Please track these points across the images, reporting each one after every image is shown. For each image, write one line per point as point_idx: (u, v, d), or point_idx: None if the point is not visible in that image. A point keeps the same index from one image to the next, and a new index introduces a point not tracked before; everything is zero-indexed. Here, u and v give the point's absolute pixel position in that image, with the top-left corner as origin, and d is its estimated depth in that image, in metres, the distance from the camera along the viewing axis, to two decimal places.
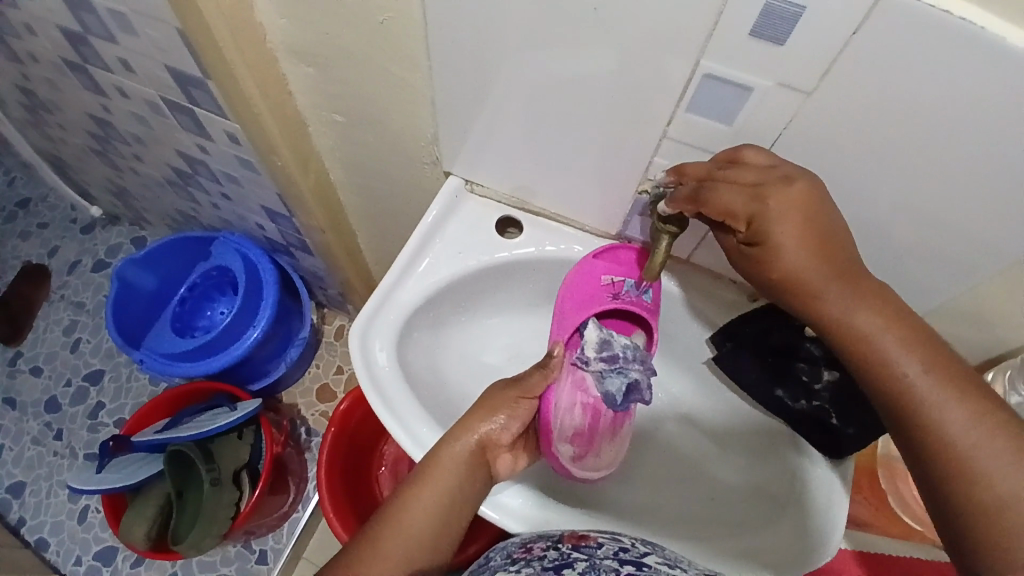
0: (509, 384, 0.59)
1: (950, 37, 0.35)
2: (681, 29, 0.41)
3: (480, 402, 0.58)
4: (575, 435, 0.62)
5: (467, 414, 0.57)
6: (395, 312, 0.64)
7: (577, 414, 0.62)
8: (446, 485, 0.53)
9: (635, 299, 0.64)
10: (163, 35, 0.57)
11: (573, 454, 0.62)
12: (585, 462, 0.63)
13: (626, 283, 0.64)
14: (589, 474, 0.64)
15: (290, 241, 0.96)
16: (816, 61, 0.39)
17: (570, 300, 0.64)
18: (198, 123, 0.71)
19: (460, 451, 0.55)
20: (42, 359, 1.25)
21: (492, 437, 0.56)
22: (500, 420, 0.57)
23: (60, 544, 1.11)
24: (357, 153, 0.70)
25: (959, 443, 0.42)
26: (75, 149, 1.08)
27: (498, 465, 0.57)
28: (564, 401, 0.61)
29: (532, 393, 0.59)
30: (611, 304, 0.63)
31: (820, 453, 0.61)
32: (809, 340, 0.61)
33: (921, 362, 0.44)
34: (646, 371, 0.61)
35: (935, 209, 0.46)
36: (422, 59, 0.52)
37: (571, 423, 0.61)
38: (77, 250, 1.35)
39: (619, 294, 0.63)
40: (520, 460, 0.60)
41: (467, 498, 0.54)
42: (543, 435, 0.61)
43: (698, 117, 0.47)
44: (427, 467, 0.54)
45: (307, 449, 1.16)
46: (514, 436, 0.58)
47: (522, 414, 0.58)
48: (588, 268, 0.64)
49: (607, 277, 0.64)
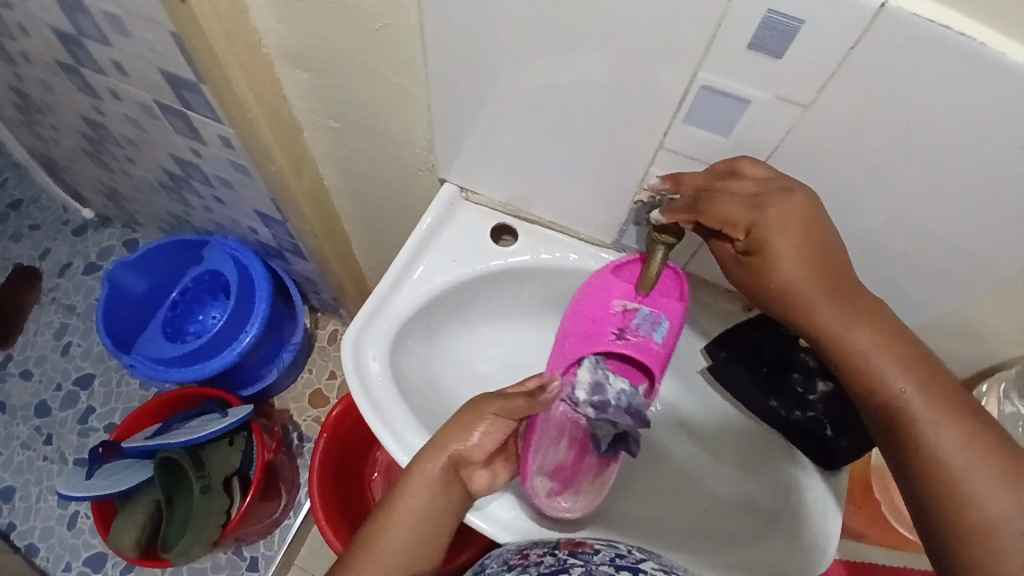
0: (490, 398, 0.57)
1: (946, 50, 0.35)
2: (679, 39, 0.41)
3: (456, 415, 0.57)
4: (556, 469, 0.64)
5: (442, 429, 0.56)
6: (389, 319, 0.63)
7: (563, 446, 0.65)
8: (419, 504, 0.53)
9: (644, 339, 0.61)
10: (156, 37, 0.56)
11: (547, 489, 0.61)
12: (557, 500, 0.62)
13: (638, 313, 0.61)
14: (559, 513, 0.61)
15: (283, 246, 0.95)
16: (815, 76, 0.39)
17: (575, 327, 0.63)
18: (191, 127, 0.71)
19: (434, 469, 0.54)
20: (32, 362, 1.24)
21: (467, 454, 0.55)
22: (474, 438, 0.56)
23: (49, 549, 1.10)
24: (351, 159, 0.69)
25: (952, 464, 0.41)
26: (68, 151, 1.07)
27: (474, 482, 0.57)
28: (551, 433, 0.64)
29: (513, 414, 0.57)
30: (615, 342, 0.61)
31: (813, 464, 0.62)
32: (804, 351, 0.61)
33: (916, 381, 0.44)
34: (637, 424, 0.63)
35: (931, 222, 0.46)
36: (419, 65, 0.52)
37: (553, 456, 0.64)
38: (69, 252, 1.34)
39: (627, 330, 0.61)
40: (499, 475, 0.59)
41: (441, 518, 0.54)
42: (522, 463, 0.60)
43: (696, 128, 0.47)
44: (399, 487, 0.54)
45: (299, 455, 1.15)
46: (488, 454, 0.57)
47: (499, 431, 0.57)
48: (605, 286, 0.62)
49: (620, 303, 0.61)
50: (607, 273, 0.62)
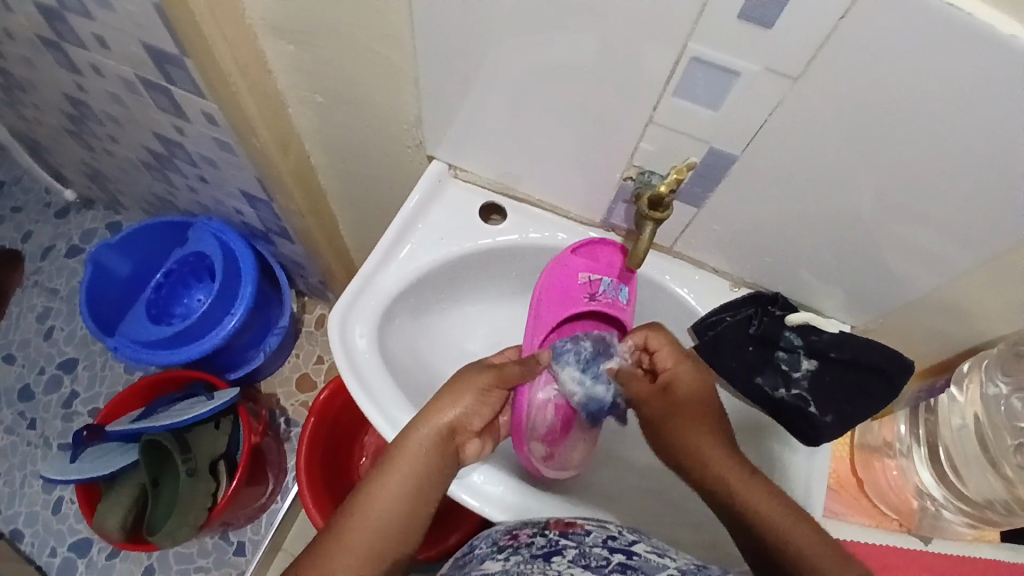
0: (482, 368, 0.58)
1: (934, 23, 0.35)
2: (671, 12, 0.40)
3: (449, 384, 0.57)
4: (547, 434, 0.63)
5: (436, 398, 0.57)
6: (375, 298, 0.63)
7: (548, 413, 0.63)
8: (416, 471, 0.53)
9: (612, 301, 0.65)
10: (139, 10, 0.55)
11: (544, 452, 0.63)
12: (554, 461, 0.63)
13: (602, 282, 0.65)
14: (559, 472, 0.63)
15: (269, 227, 0.94)
16: (804, 47, 0.39)
17: (547, 298, 0.64)
18: (175, 104, 0.70)
19: (429, 434, 0.54)
20: (15, 347, 1.23)
21: (463, 420, 0.56)
22: (470, 405, 0.56)
23: (35, 534, 1.09)
24: (338, 136, 0.69)
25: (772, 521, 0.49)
26: (50, 130, 1.05)
27: (466, 450, 0.57)
28: (540, 399, 0.62)
29: (507, 383, 0.58)
30: (588, 304, 0.64)
31: (798, 438, 0.62)
32: (789, 329, 0.62)
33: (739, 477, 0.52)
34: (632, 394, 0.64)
35: (917, 199, 0.47)
36: (407, 40, 0.51)
37: (543, 421, 0.62)
38: (52, 235, 1.32)
39: (596, 295, 0.65)
40: (487, 445, 0.59)
41: (434, 484, 0.53)
42: (514, 433, 0.61)
43: (684, 102, 0.47)
44: (392, 454, 0.53)
45: (286, 439, 1.15)
46: (484, 422, 0.58)
47: (493, 402, 0.58)
48: (566, 263, 0.64)
49: (584, 275, 0.64)
50: (567, 253, 0.64)
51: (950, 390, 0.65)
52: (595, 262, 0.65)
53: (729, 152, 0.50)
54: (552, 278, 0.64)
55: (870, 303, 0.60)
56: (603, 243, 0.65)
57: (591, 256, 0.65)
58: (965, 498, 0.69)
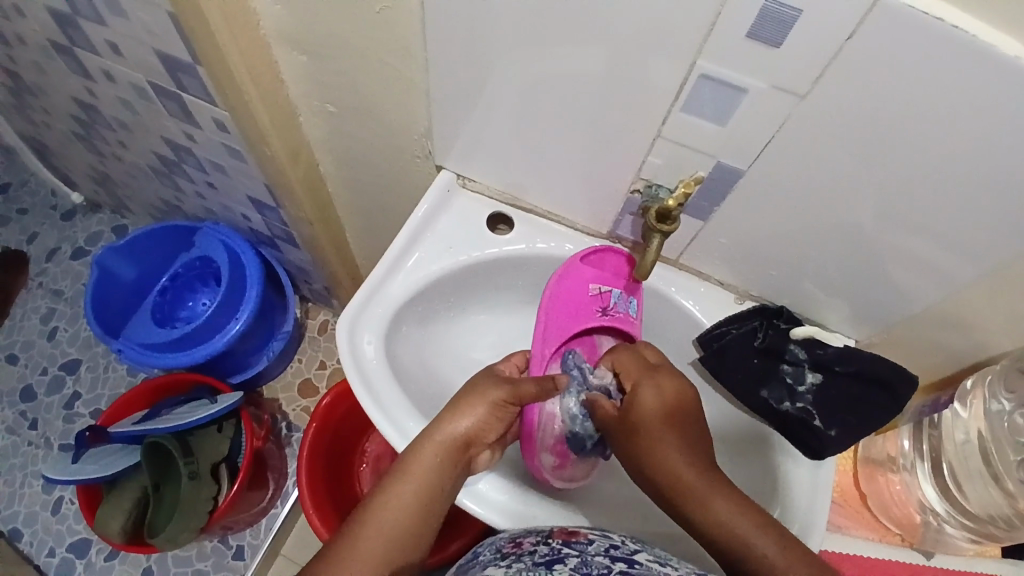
0: (499, 382, 0.58)
1: (941, 44, 0.36)
2: (681, 28, 0.41)
3: (465, 395, 0.58)
4: (556, 446, 0.64)
5: (449, 407, 0.57)
6: (383, 305, 0.63)
7: (555, 430, 0.64)
8: (429, 480, 0.53)
9: (623, 314, 0.66)
10: (153, 19, 0.56)
11: (552, 463, 0.64)
12: (563, 472, 0.65)
13: (612, 293, 0.66)
14: (566, 484, 0.64)
15: (276, 234, 0.95)
16: (813, 65, 0.40)
17: (557, 309, 0.65)
18: (185, 110, 0.70)
19: (443, 443, 0.54)
20: (19, 347, 1.23)
21: (478, 433, 0.56)
22: (485, 417, 0.57)
23: (34, 535, 1.09)
24: (348, 145, 0.69)
25: (735, 528, 0.47)
26: (59, 134, 1.05)
27: (478, 460, 0.57)
28: (549, 412, 0.63)
29: (521, 399, 0.58)
30: (600, 318, 0.65)
31: (803, 452, 0.61)
32: (794, 343, 0.62)
33: (702, 485, 0.50)
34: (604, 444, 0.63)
35: (921, 216, 0.47)
36: (419, 53, 0.52)
37: (552, 434, 0.64)
38: (57, 238, 1.32)
39: (607, 308, 0.65)
40: (497, 454, 0.60)
41: (446, 492, 0.54)
42: (526, 441, 0.63)
43: (692, 117, 0.47)
44: (405, 462, 0.54)
45: (287, 445, 1.15)
46: (497, 436, 0.58)
47: (507, 416, 0.58)
48: (576, 274, 0.65)
49: (594, 287, 0.65)
50: (576, 262, 0.65)
51: (954, 406, 0.65)
52: (604, 275, 0.66)
53: (735, 167, 0.50)
54: (564, 289, 0.65)
55: (874, 317, 0.60)
56: (613, 250, 0.65)
57: (600, 268, 0.66)
58: (968, 514, 0.69)
